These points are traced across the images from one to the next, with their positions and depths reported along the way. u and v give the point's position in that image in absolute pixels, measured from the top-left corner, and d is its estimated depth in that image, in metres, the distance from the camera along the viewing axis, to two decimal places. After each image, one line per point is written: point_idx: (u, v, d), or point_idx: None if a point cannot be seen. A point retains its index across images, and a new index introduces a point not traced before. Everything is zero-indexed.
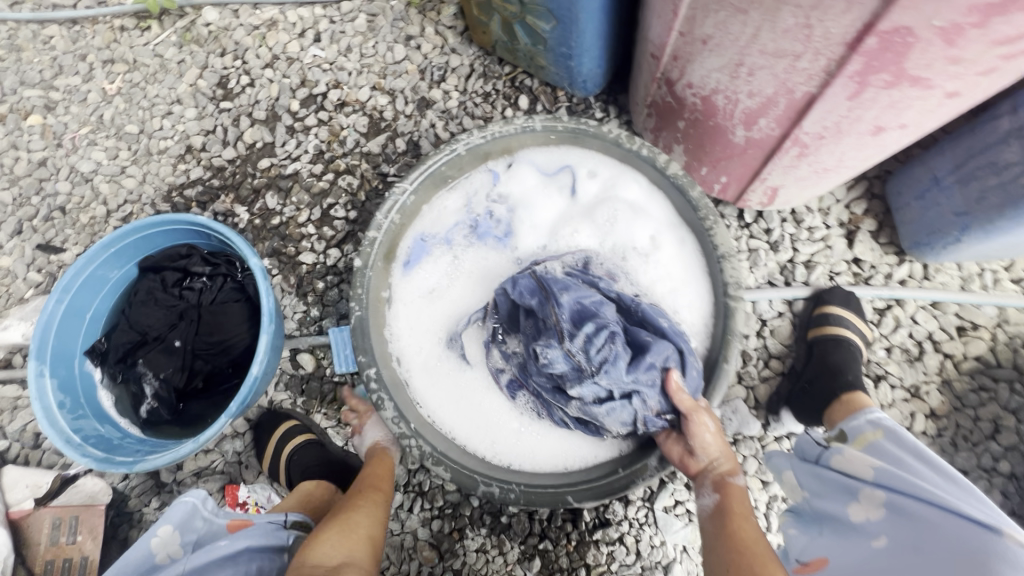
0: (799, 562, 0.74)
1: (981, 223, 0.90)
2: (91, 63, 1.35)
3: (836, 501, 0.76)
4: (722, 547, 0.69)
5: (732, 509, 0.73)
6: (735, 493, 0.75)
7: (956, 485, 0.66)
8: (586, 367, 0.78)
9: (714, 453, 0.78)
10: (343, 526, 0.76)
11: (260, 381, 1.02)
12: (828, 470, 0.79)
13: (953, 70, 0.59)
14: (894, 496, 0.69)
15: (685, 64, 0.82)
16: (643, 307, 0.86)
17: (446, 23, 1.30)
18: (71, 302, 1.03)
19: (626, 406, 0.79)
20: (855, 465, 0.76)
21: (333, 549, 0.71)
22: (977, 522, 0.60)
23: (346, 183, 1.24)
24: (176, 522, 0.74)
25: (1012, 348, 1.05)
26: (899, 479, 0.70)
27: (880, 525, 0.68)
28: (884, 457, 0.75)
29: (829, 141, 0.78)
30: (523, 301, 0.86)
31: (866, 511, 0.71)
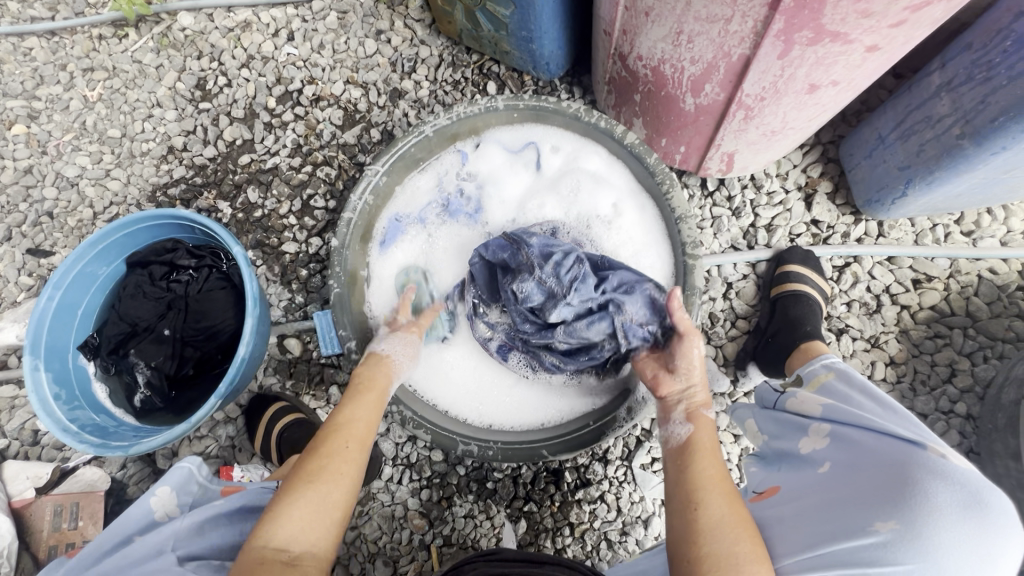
0: (752, 495, 0.71)
1: (922, 176, 0.95)
2: (72, 72, 1.39)
3: (788, 438, 0.72)
4: (682, 481, 0.68)
5: (702, 443, 0.72)
6: (705, 424, 0.75)
7: (897, 413, 0.63)
8: (559, 289, 0.83)
9: (693, 380, 0.79)
10: (315, 496, 0.66)
11: (249, 363, 1.07)
12: (782, 412, 0.76)
13: (866, 24, 0.65)
14: (840, 426, 0.66)
15: (633, 36, 0.87)
16: (610, 258, 0.90)
17: (414, 16, 1.34)
18: (63, 299, 1.07)
19: (604, 317, 0.84)
20: (806, 404, 0.73)
21: (298, 534, 0.63)
22: (911, 439, 0.57)
23: (325, 174, 1.28)
24: (173, 484, 0.82)
25: (965, 297, 1.10)
26: (845, 412, 0.67)
27: (825, 453, 0.65)
28: (835, 395, 0.73)
29: (770, 102, 0.84)
30: (495, 257, 0.90)
31: (813, 443, 0.67)
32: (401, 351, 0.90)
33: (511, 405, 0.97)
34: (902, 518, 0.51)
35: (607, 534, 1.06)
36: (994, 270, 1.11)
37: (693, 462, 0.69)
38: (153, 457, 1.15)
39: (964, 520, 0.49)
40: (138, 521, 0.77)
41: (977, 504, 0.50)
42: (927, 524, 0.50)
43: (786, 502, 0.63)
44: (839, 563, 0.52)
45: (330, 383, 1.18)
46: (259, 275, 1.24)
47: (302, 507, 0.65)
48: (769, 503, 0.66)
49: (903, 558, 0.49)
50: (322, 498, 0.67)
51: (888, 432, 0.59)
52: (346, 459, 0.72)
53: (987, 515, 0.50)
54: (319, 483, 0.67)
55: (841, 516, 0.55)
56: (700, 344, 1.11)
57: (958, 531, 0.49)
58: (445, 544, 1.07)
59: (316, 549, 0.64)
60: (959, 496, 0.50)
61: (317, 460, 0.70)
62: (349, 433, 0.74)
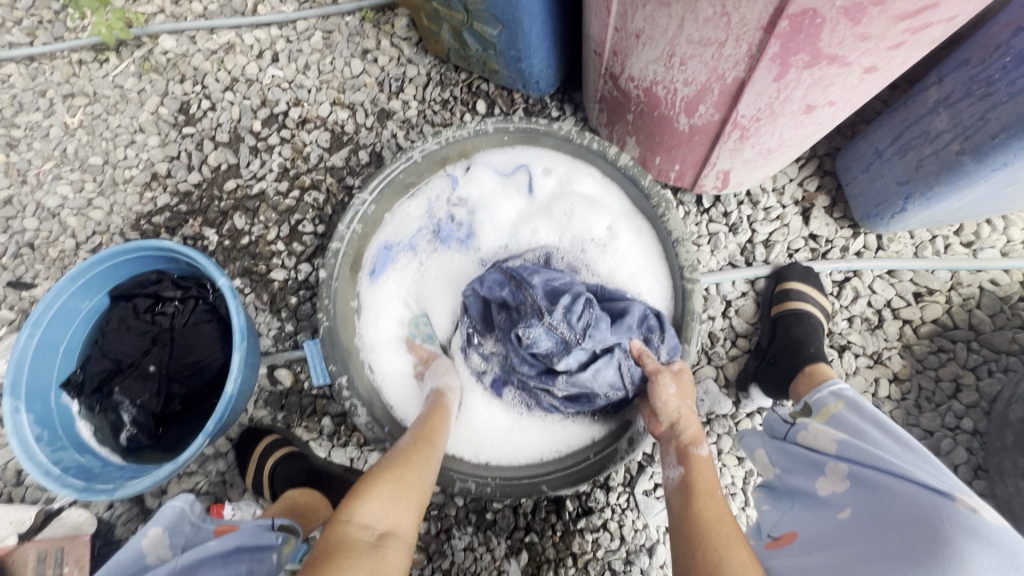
0: (768, 539, 0.68)
1: (922, 191, 0.93)
2: (52, 98, 1.35)
3: (804, 477, 0.71)
4: (682, 524, 0.67)
5: (698, 485, 0.72)
6: (699, 466, 0.74)
7: (915, 454, 0.62)
8: (573, 337, 0.80)
9: (674, 416, 0.81)
10: (396, 485, 0.70)
11: (237, 398, 1.04)
12: (796, 447, 0.75)
13: (864, 47, 0.63)
14: (858, 468, 0.65)
15: (624, 58, 0.85)
16: (607, 290, 0.92)
17: (401, 34, 1.32)
18: (43, 336, 1.03)
19: (610, 362, 0.83)
20: (820, 440, 0.72)
21: (381, 515, 0.66)
22: (936, 488, 0.55)
23: (312, 199, 1.25)
24: (164, 525, 0.80)
25: (967, 309, 1.08)
26: (862, 452, 0.66)
27: (845, 497, 0.64)
28: (849, 430, 0.71)
29: (766, 123, 0.82)
30: (497, 295, 0.88)
31: (832, 485, 0.67)
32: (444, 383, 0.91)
33: (515, 440, 0.93)
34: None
35: (610, 564, 1.03)
36: (995, 281, 1.09)
37: (688, 505, 0.70)
38: (141, 496, 1.11)
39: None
40: (130, 562, 0.74)
41: (1012, 567, 0.48)
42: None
43: (807, 552, 0.60)
44: None
45: (323, 414, 1.15)
46: (247, 304, 1.21)
47: (384, 491, 0.68)
48: (787, 551, 0.63)
49: None
50: (401, 487, 0.70)
51: (912, 478, 0.58)
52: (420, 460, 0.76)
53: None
54: (399, 477, 0.71)
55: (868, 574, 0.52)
56: (700, 365, 1.09)
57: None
58: None
59: (397, 532, 0.65)
60: (993, 557, 0.48)
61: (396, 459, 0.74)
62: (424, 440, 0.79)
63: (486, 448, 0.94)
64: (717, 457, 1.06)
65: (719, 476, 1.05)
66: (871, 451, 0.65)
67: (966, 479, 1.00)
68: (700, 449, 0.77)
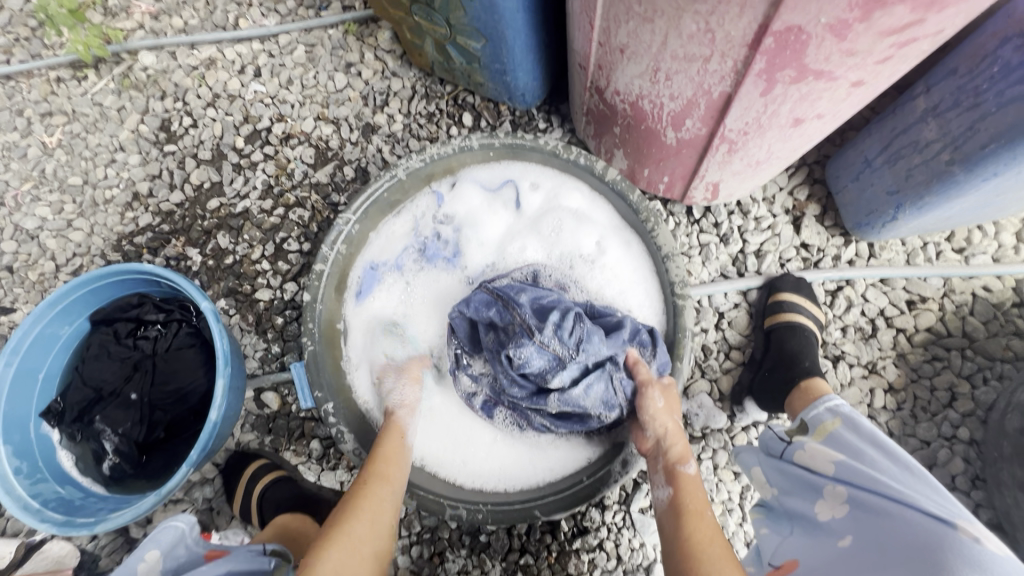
0: (768, 569, 0.65)
1: (913, 201, 0.92)
2: (29, 118, 1.32)
3: (800, 498, 0.68)
4: (675, 551, 0.65)
5: (686, 503, 0.71)
6: (688, 486, 0.72)
7: (919, 479, 0.59)
8: (565, 354, 0.79)
9: (661, 429, 0.80)
10: (352, 535, 0.69)
11: (222, 425, 1.01)
12: (791, 465, 0.72)
13: (851, 62, 0.62)
14: (856, 491, 0.62)
15: (609, 72, 0.83)
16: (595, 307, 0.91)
17: (385, 47, 1.30)
18: (21, 364, 1.00)
19: (601, 377, 0.82)
20: (816, 460, 0.69)
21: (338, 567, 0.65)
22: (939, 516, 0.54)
23: (298, 216, 1.23)
24: (163, 547, 0.76)
25: (960, 317, 1.08)
26: (860, 473, 0.63)
27: (847, 524, 0.61)
28: (845, 448, 0.68)
29: (754, 136, 0.80)
30: (483, 317, 0.86)
31: (830, 509, 0.64)
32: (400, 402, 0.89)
33: (500, 458, 0.92)
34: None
35: None
36: (987, 287, 1.08)
37: (680, 527, 0.67)
38: (126, 527, 1.08)
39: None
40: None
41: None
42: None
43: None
44: None
45: (312, 437, 1.13)
46: (232, 325, 1.18)
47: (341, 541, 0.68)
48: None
49: None
50: (359, 534, 0.70)
51: (914, 504, 0.56)
52: (378, 500, 0.75)
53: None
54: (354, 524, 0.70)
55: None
56: (694, 379, 1.08)
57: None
58: None
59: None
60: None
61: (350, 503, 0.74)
62: (382, 478, 0.78)
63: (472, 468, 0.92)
64: (713, 473, 1.04)
65: (716, 491, 1.04)
66: (871, 474, 0.62)
67: (963, 489, 0.99)
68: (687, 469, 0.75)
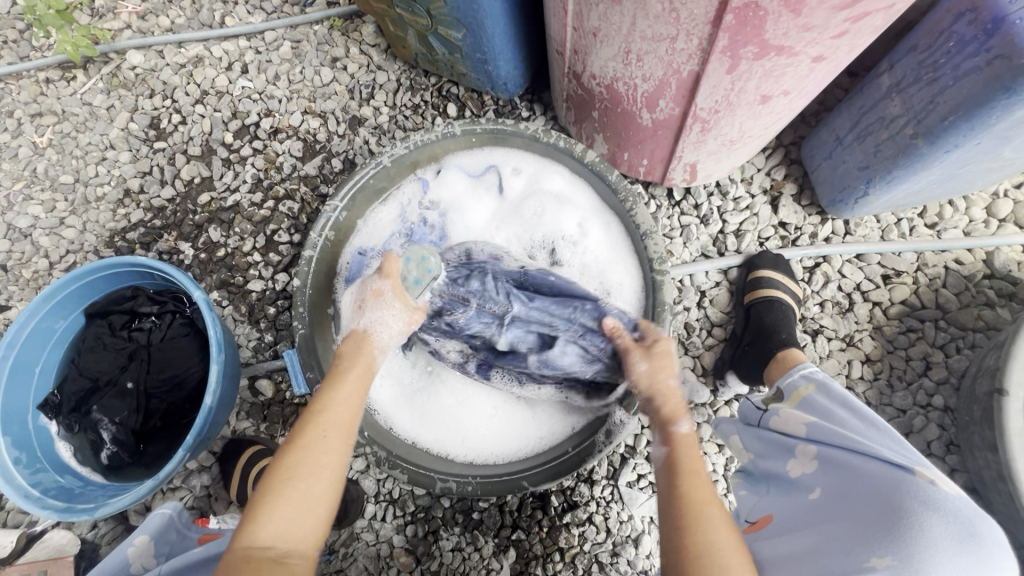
0: (747, 525, 0.70)
1: (882, 175, 0.96)
2: (19, 118, 1.33)
3: (774, 460, 0.73)
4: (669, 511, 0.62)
5: (686, 456, 0.67)
6: (684, 446, 0.68)
7: (882, 433, 0.64)
8: (499, 311, 0.88)
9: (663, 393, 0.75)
10: (298, 493, 0.61)
11: (216, 411, 1.03)
12: (767, 431, 0.77)
13: (809, 37, 0.65)
14: (824, 446, 0.67)
15: (585, 56, 0.86)
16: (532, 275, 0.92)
17: (369, 41, 1.33)
18: (18, 357, 1.02)
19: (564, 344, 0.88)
20: (788, 423, 0.74)
21: (283, 530, 0.59)
22: (897, 463, 0.59)
23: (287, 208, 1.25)
24: (151, 532, 0.79)
25: (934, 289, 1.11)
26: (828, 431, 0.68)
27: (815, 478, 0.66)
28: (816, 411, 0.73)
29: (725, 114, 0.84)
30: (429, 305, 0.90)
31: (800, 466, 0.68)
32: (381, 323, 0.79)
33: (470, 408, 0.98)
34: (899, 554, 0.51)
35: (598, 556, 1.04)
36: (959, 260, 1.12)
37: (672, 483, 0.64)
38: (126, 515, 1.10)
39: (959, 554, 0.50)
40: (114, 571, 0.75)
41: (971, 535, 0.50)
42: (924, 559, 0.50)
43: (783, 535, 0.63)
44: None
45: None
46: (225, 317, 1.21)
47: (286, 501, 0.60)
48: (765, 535, 0.65)
49: None
50: (302, 493, 0.61)
51: (875, 454, 0.61)
52: (327, 445, 0.65)
53: (980, 546, 0.50)
54: (299, 479, 0.62)
55: (838, 555, 0.55)
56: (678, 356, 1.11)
57: (953, 564, 0.49)
58: None
59: (302, 546, 0.60)
60: (950, 527, 0.51)
61: (295, 448, 0.64)
62: (330, 418, 0.67)
63: (450, 427, 0.97)
64: None
65: None
66: (837, 430, 0.67)
67: (938, 454, 1.03)
68: (687, 427, 0.71)
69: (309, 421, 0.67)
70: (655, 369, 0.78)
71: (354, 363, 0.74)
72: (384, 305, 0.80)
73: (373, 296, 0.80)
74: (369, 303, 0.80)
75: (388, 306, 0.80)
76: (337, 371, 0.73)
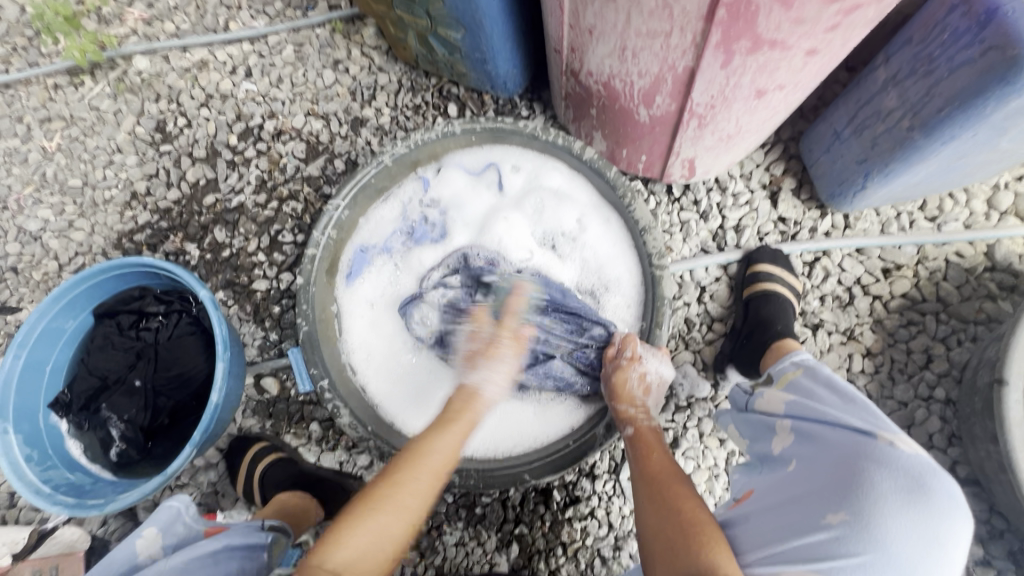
0: (731, 501, 0.72)
1: (879, 169, 0.96)
2: (29, 124, 1.35)
3: (762, 441, 0.74)
4: (639, 482, 0.75)
5: (647, 440, 0.82)
6: (648, 432, 0.84)
7: (855, 404, 0.66)
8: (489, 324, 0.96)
9: (637, 399, 0.88)
10: (380, 525, 0.68)
11: (222, 409, 1.05)
12: (753, 413, 0.78)
13: (801, 31, 0.66)
14: (803, 423, 0.69)
15: (582, 54, 0.87)
16: (525, 283, 0.96)
17: (370, 43, 1.35)
18: (29, 356, 1.04)
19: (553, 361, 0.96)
20: (772, 404, 0.76)
21: (354, 557, 0.65)
22: (863, 430, 0.61)
23: (291, 209, 1.27)
24: (160, 524, 0.80)
25: (935, 282, 1.11)
26: (809, 409, 0.70)
27: (793, 451, 0.68)
28: (801, 393, 0.74)
29: (721, 109, 0.84)
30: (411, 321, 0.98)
31: (782, 442, 0.71)
32: (492, 382, 0.84)
33: None
34: (851, 509, 0.54)
35: (600, 551, 1.05)
36: (960, 253, 1.11)
37: (643, 469, 0.77)
38: (135, 510, 1.12)
39: (907, 505, 0.52)
40: (120, 564, 0.75)
41: (921, 488, 0.53)
42: (875, 512, 0.52)
43: (755, 504, 0.65)
44: (798, 560, 0.54)
45: (310, 419, 1.17)
46: (231, 316, 1.22)
47: (365, 530, 0.67)
48: (741, 505, 0.67)
49: (856, 548, 0.51)
50: (382, 528, 0.68)
51: (843, 424, 0.63)
52: (416, 488, 0.72)
53: (931, 499, 0.52)
54: (385, 512, 0.69)
55: (799, 514, 0.58)
56: (678, 351, 1.12)
57: (902, 515, 0.52)
58: (438, 575, 1.05)
59: (369, 572, 0.66)
60: (902, 481, 0.54)
61: (385, 483, 0.71)
62: (427, 464, 0.74)
63: None
64: (699, 440, 1.08)
65: (702, 458, 1.07)
66: (815, 408, 0.69)
67: (940, 447, 1.03)
68: (649, 420, 0.86)
69: (407, 462, 0.74)
70: (621, 381, 0.89)
71: (456, 416, 0.80)
72: (495, 364, 0.86)
73: (486, 354, 0.86)
74: (482, 360, 0.86)
75: (503, 366, 0.85)
76: (444, 419, 0.80)
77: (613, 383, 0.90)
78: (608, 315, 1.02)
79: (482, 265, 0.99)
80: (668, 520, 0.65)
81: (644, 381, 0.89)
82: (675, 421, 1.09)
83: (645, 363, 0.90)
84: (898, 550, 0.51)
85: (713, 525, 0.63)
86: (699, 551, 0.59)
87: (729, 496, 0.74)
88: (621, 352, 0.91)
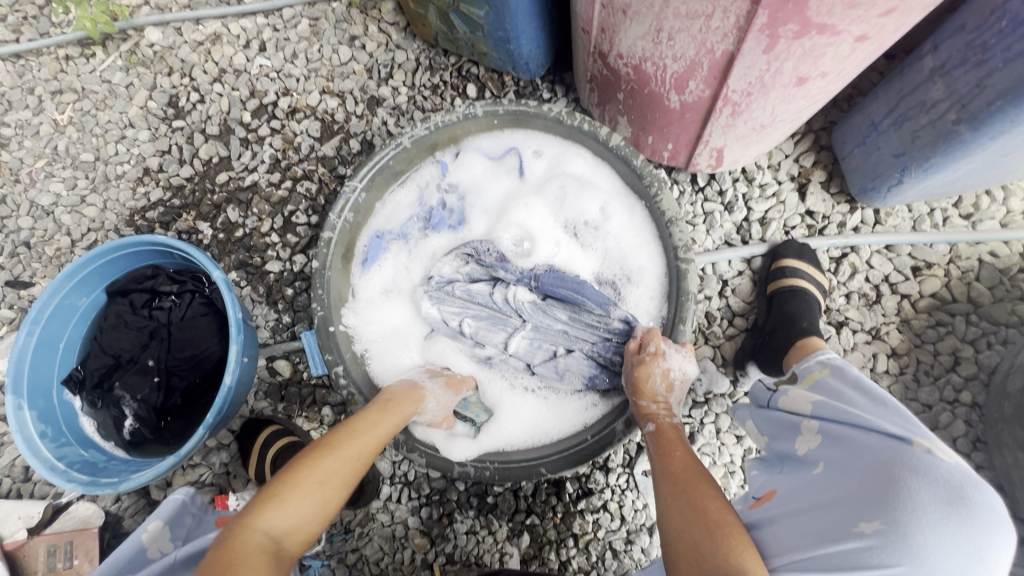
0: (751, 500, 0.70)
1: (918, 164, 0.92)
2: (40, 95, 1.33)
3: (786, 440, 0.73)
4: (660, 480, 0.74)
5: (669, 436, 0.80)
6: (667, 428, 0.82)
7: (890, 409, 0.63)
8: (508, 316, 0.96)
9: (658, 396, 0.86)
10: (317, 491, 0.66)
11: (235, 391, 1.03)
12: (777, 412, 0.77)
13: (853, 15, 0.62)
14: (832, 425, 0.67)
15: (612, 35, 0.83)
16: (542, 277, 0.96)
17: (388, 19, 1.30)
18: (43, 333, 1.03)
19: (573, 360, 0.95)
20: (797, 403, 0.74)
21: (289, 521, 0.62)
22: (898, 436, 0.59)
23: (305, 189, 1.24)
24: (166, 517, 0.79)
25: (966, 282, 1.07)
26: (838, 410, 0.68)
27: (820, 453, 0.66)
28: (829, 393, 0.72)
29: (757, 97, 0.81)
30: (437, 313, 0.98)
31: (807, 443, 0.68)
32: None
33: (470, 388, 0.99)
34: (887, 518, 0.51)
35: (612, 543, 1.04)
36: (994, 253, 1.07)
37: (664, 466, 0.75)
38: (148, 489, 1.12)
39: (948, 517, 0.50)
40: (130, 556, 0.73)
41: (963, 501, 0.50)
42: (913, 522, 0.50)
43: (781, 506, 0.63)
44: (827, 568, 0.52)
45: (323, 404, 1.16)
46: (244, 297, 1.21)
47: (304, 500, 0.65)
48: (765, 507, 0.65)
49: (890, 560, 0.49)
50: (317, 496, 0.66)
51: (877, 428, 0.61)
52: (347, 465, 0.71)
53: (974, 512, 0.50)
54: (319, 480, 0.67)
55: (829, 521, 0.56)
56: (697, 345, 1.10)
57: (941, 527, 0.49)
58: (448, 562, 1.05)
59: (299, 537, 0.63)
60: (941, 492, 0.51)
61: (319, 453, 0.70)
62: (358, 441, 0.74)
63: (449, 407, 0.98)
64: (715, 436, 1.07)
65: (718, 454, 1.06)
66: (846, 409, 0.67)
67: (964, 451, 1.01)
68: (670, 417, 0.84)
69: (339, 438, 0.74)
70: (643, 376, 0.86)
71: (396, 407, 0.82)
72: None
73: None
74: None
75: None
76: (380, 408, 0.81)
77: (637, 375, 0.87)
78: (630, 306, 0.99)
79: (494, 261, 0.98)
80: (693, 523, 0.63)
81: (665, 377, 0.86)
82: (692, 417, 1.07)
83: (669, 359, 0.87)
84: (936, 564, 0.48)
85: (739, 528, 0.61)
86: (729, 555, 0.58)
87: (749, 495, 0.73)
88: (644, 347, 0.89)
